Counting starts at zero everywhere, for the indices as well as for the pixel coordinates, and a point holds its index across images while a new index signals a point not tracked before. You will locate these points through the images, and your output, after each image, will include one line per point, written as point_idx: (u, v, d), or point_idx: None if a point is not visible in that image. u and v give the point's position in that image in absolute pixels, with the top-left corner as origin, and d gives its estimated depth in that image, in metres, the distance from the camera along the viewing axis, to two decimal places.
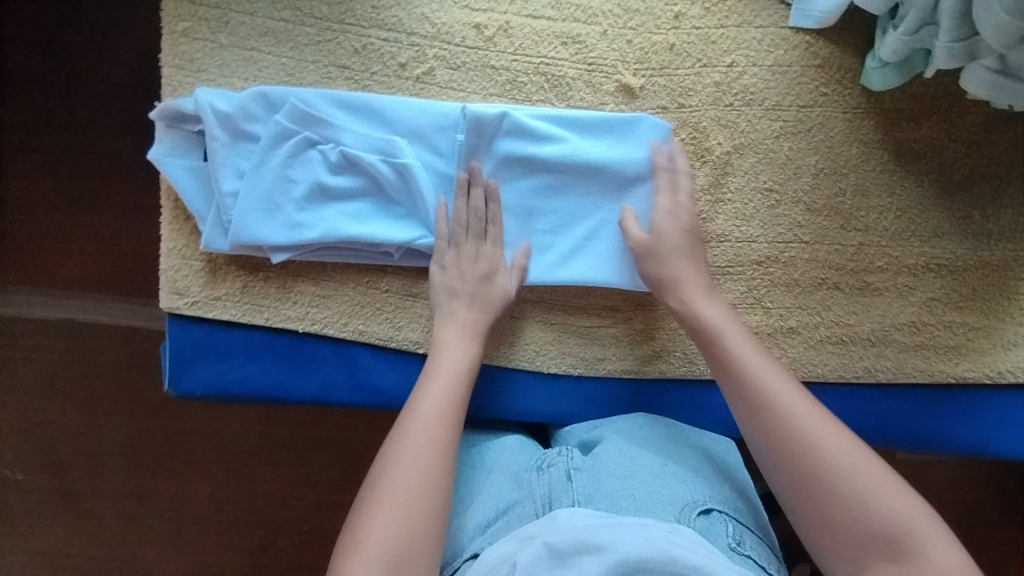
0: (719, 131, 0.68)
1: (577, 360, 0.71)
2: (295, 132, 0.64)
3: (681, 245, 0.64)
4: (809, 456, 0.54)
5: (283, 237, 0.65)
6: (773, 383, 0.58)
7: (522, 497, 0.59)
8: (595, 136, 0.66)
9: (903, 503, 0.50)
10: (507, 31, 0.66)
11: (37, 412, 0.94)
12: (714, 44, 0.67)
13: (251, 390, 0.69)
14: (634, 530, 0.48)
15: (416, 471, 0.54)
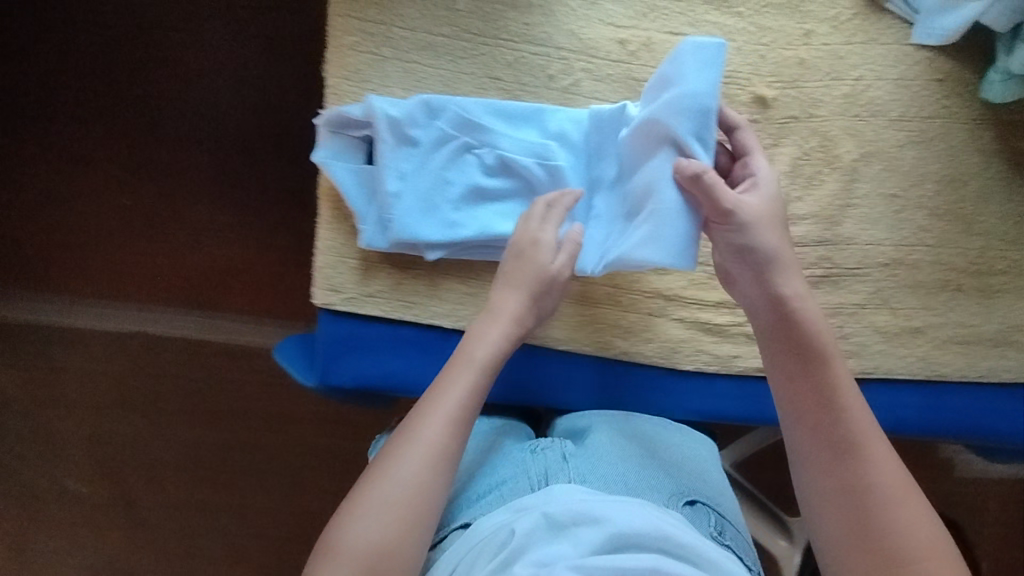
0: (848, 140, 0.72)
1: (712, 357, 0.73)
2: (454, 138, 0.69)
3: (760, 222, 0.63)
4: (855, 464, 0.58)
5: (441, 234, 0.69)
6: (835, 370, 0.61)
7: (517, 474, 0.65)
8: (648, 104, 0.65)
9: (911, 515, 0.56)
10: (649, 46, 0.71)
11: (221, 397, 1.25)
12: (842, 60, 0.71)
13: (399, 383, 0.71)
14: (619, 508, 0.56)
15: (422, 466, 0.59)
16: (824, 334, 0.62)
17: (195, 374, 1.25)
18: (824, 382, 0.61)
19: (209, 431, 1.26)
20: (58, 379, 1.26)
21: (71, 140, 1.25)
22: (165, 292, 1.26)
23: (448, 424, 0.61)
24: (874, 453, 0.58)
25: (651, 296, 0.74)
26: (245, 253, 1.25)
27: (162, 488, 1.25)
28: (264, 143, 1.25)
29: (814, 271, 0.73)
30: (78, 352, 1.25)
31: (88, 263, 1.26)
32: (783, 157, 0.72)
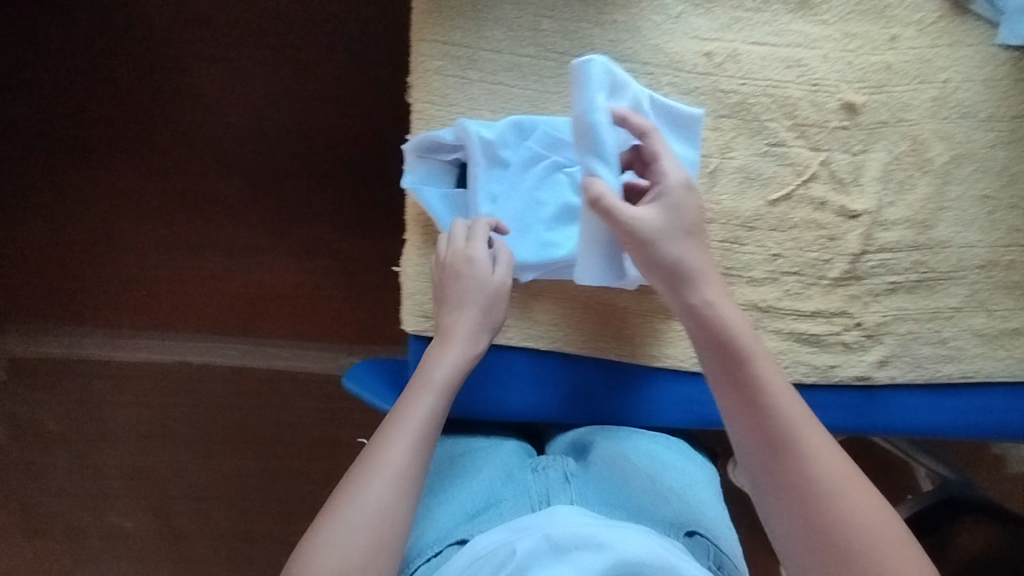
0: (939, 142, 0.71)
1: (810, 368, 0.73)
2: (545, 157, 0.68)
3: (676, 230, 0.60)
4: (792, 461, 0.53)
5: (535, 255, 0.68)
6: (761, 363, 0.58)
7: (517, 493, 0.65)
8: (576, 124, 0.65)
9: (866, 508, 0.51)
10: (736, 58, 0.70)
11: (280, 424, 1.27)
12: (929, 63, 0.71)
13: (495, 407, 0.71)
14: (634, 537, 0.52)
15: (386, 489, 0.55)
16: (745, 334, 0.59)
17: (247, 402, 1.27)
18: (748, 380, 0.57)
19: (264, 457, 1.27)
20: (111, 415, 1.27)
21: (119, 181, 1.28)
22: (213, 323, 1.28)
23: (410, 445, 0.57)
24: (821, 453, 0.53)
25: (747, 309, 0.72)
26: (301, 281, 1.27)
27: (219, 517, 1.28)
28: (306, 174, 1.28)
29: (909, 276, 0.72)
30: (131, 386, 1.27)
31: (137, 299, 1.28)
32: (874, 162, 0.71)
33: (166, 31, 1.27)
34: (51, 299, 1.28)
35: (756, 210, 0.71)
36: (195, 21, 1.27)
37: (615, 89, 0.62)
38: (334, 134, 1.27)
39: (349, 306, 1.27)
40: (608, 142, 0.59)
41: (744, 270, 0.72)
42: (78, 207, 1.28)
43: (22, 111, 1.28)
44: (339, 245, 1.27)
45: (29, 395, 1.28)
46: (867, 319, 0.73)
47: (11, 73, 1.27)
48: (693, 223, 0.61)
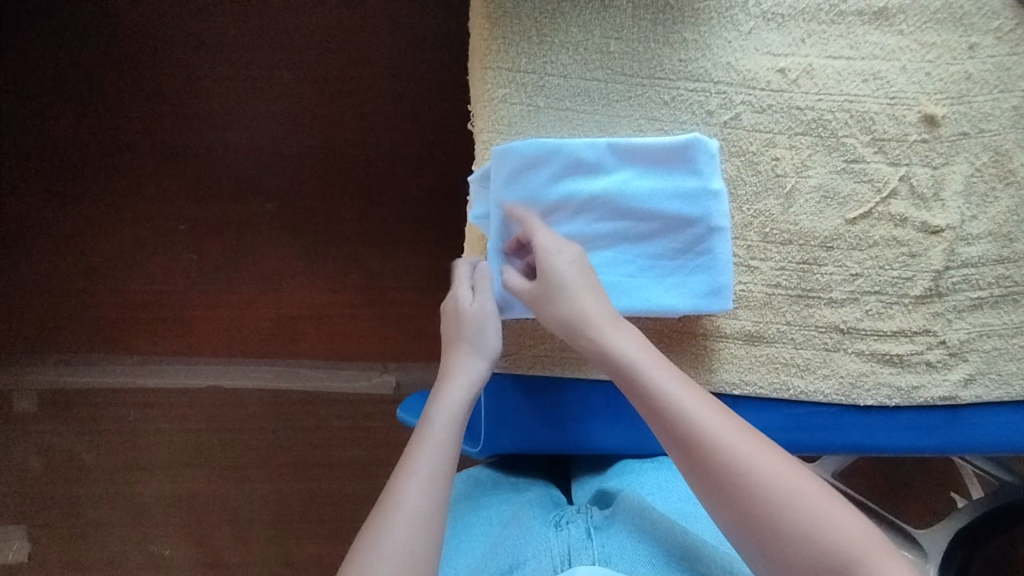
0: (1021, 152, 0.69)
1: (893, 390, 0.70)
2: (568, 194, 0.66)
3: (567, 278, 0.61)
4: (700, 458, 0.51)
5: None
6: (648, 364, 0.57)
7: (538, 553, 0.58)
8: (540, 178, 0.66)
9: (777, 472, 0.49)
10: (811, 73, 0.68)
11: (316, 448, 1.24)
12: (1009, 71, 0.69)
13: (570, 443, 0.72)
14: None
15: (408, 529, 0.51)
16: (636, 347, 0.58)
17: (282, 427, 1.24)
18: (640, 391, 0.55)
19: (299, 481, 1.24)
20: (147, 444, 1.25)
21: (148, 206, 1.26)
22: (248, 347, 1.25)
23: (428, 479, 0.55)
24: (724, 440, 0.51)
25: (826, 331, 0.70)
26: (334, 301, 1.25)
27: (256, 546, 1.23)
28: (338, 193, 1.25)
29: (993, 290, 0.70)
30: (167, 414, 1.25)
31: (169, 325, 1.25)
32: (956, 176, 0.69)
33: (192, 52, 1.24)
34: (81, 329, 1.25)
35: (834, 229, 0.69)
36: (222, 41, 1.24)
37: (536, 164, 0.65)
38: (364, 151, 1.24)
39: (381, 324, 1.25)
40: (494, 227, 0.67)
41: (823, 291, 0.69)
42: (108, 234, 1.26)
43: (48, 139, 1.26)
44: (371, 264, 1.24)
45: (64, 426, 1.25)
46: (951, 337, 0.70)
47: (36, 102, 1.25)
48: (572, 279, 0.61)
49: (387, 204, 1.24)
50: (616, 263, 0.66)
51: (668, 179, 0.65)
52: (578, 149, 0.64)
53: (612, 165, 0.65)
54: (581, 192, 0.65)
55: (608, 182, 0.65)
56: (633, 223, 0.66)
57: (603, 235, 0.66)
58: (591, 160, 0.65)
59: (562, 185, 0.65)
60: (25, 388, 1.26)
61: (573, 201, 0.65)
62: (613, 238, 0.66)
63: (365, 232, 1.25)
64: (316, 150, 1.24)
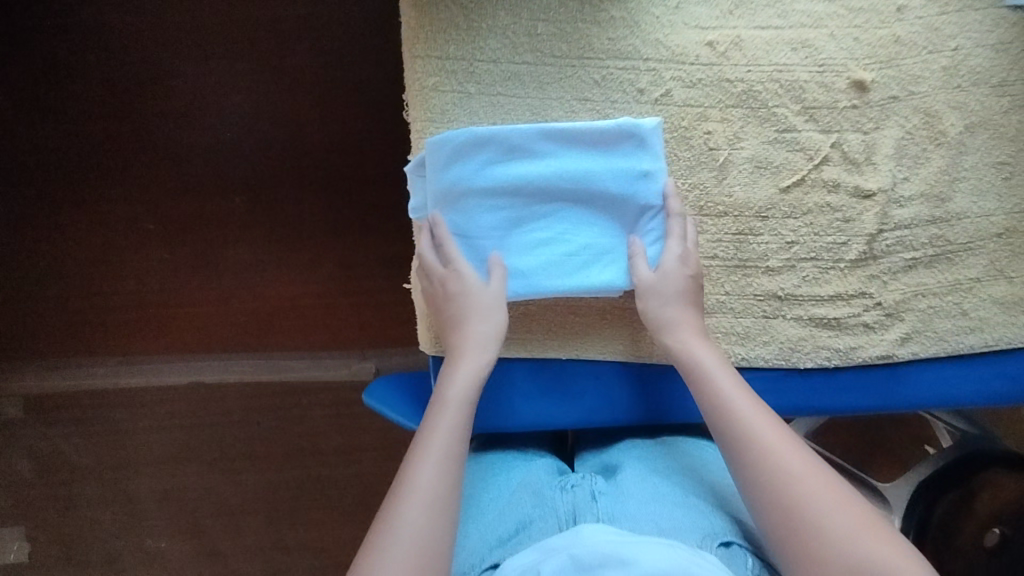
0: (951, 113, 0.70)
1: (832, 351, 0.72)
2: (500, 177, 0.66)
3: (681, 291, 0.66)
4: (762, 460, 0.57)
5: (556, 284, 0.68)
6: (725, 376, 0.63)
7: (544, 513, 0.62)
8: (469, 159, 0.65)
9: (835, 500, 0.53)
10: (739, 44, 0.69)
11: (298, 437, 1.26)
12: (938, 31, 0.69)
13: (519, 423, 0.72)
14: (660, 553, 0.51)
15: (422, 517, 0.53)
16: (709, 358, 0.64)
17: (266, 419, 1.26)
18: (712, 394, 0.62)
19: (286, 469, 1.26)
20: (138, 443, 1.27)
21: (118, 208, 1.26)
22: (227, 344, 1.27)
23: (438, 470, 0.56)
24: (784, 461, 0.56)
25: (764, 298, 0.72)
26: (306, 292, 1.26)
27: (248, 536, 1.27)
28: (303, 185, 1.25)
29: (927, 251, 0.71)
30: (154, 413, 1.27)
31: (149, 325, 1.27)
32: (886, 139, 0.70)
33: (145, 49, 1.22)
34: (61, 335, 1.27)
35: (769, 199, 0.70)
36: (173, 37, 1.22)
37: (469, 149, 0.65)
38: (325, 141, 1.24)
39: (354, 313, 1.26)
40: (466, 224, 0.67)
41: (760, 261, 0.71)
42: (80, 238, 1.26)
43: (8, 147, 1.25)
44: (340, 254, 1.25)
45: (54, 430, 1.27)
46: (886, 298, 0.72)
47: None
48: (676, 298, 0.66)
49: (350, 193, 1.25)
50: (548, 246, 0.68)
51: (612, 165, 0.66)
52: (512, 132, 0.65)
53: (543, 147, 0.66)
54: (514, 175, 0.66)
55: (539, 165, 0.66)
56: (569, 209, 0.67)
57: (537, 218, 0.67)
58: (519, 144, 0.65)
59: (494, 169, 0.66)
60: (10, 394, 1.27)
61: (510, 184, 0.66)
62: (546, 220, 0.67)
63: (332, 221, 1.25)
64: (277, 142, 1.24)
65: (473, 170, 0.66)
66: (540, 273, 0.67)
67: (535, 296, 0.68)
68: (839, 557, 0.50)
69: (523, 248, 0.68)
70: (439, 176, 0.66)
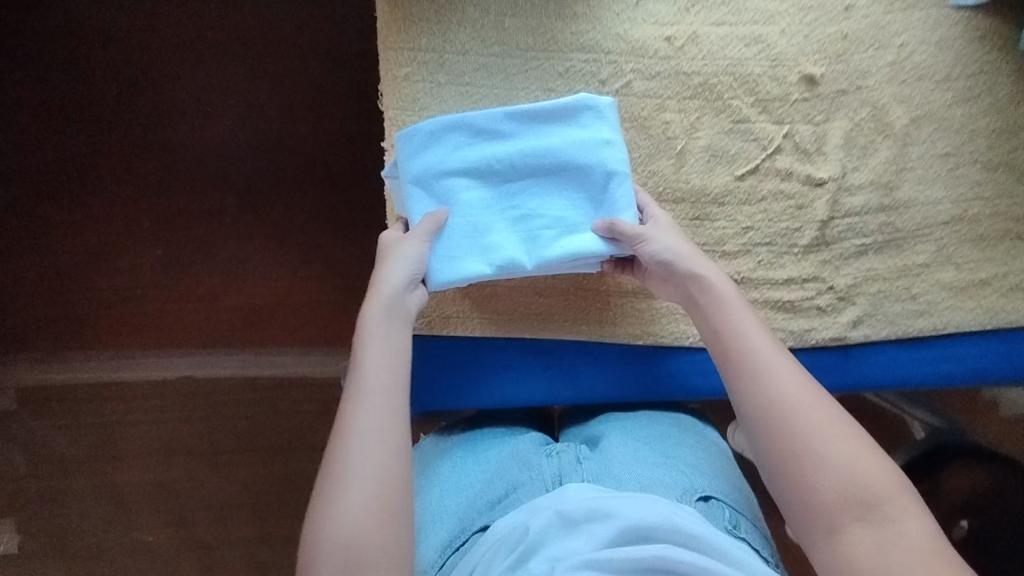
0: (898, 106, 0.74)
1: (786, 333, 0.75)
2: (474, 155, 0.68)
3: (676, 237, 0.67)
4: (770, 387, 0.57)
5: (531, 259, 0.68)
6: (736, 309, 0.62)
7: (532, 477, 0.65)
8: (442, 142, 0.68)
9: (833, 430, 0.54)
10: (696, 40, 0.73)
11: (286, 430, 1.27)
12: (884, 29, 0.73)
13: (484, 398, 0.75)
14: (641, 503, 0.55)
15: (366, 457, 0.53)
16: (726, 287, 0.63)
17: (255, 412, 1.27)
18: (724, 325, 0.61)
19: (274, 463, 1.27)
20: (119, 438, 1.26)
21: (114, 204, 1.29)
22: (215, 337, 1.29)
23: (366, 415, 0.55)
24: (788, 389, 0.56)
25: None
26: (296, 286, 1.29)
27: (231, 530, 1.25)
28: (294, 181, 1.29)
29: (877, 237, 0.75)
30: (137, 407, 1.27)
31: (136, 318, 1.28)
32: (836, 130, 0.74)
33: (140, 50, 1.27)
34: (52, 327, 1.28)
35: (725, 186, 0.73)
36: (167, 38, 1.26)
37: (439, 134, 0.68)
38: (314, 139, 1.28)
39: (341, 307, 1.28)
40: (441, 197, 0.68)
41: (717, 245, 0.74)
42: (71, 233, 1.29)
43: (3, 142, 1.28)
44: (328, 249, 1.29)
45: (34, 423, 1.26)
46: (838, 282, 0.75)
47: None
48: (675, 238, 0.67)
49: (339, 190, 1.29)
50: (527, 221, 0.69)
51: (575, 137, 0.68)
52: (479, 116, 0.69)
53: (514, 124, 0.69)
54: (487, 155, 0.69)
55: (510, 144, 0.69)
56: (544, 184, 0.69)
57: (514, 193, 0.69)
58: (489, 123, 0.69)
59: (467, 150, 0.69)
60: None
61: (484, 162, 0.68)
62: (522, 196, 0.69)
63: (321, 217, 1.29)
64: (268, 140, 1.28)
65: (446, 152, 0.68)
66: (517, 246, 0.69)
67: (511, 273, 0.69)
68: (834, 481, 0.52)
69: (502, 224, 0.69)
70: (410, 160, 0.68)
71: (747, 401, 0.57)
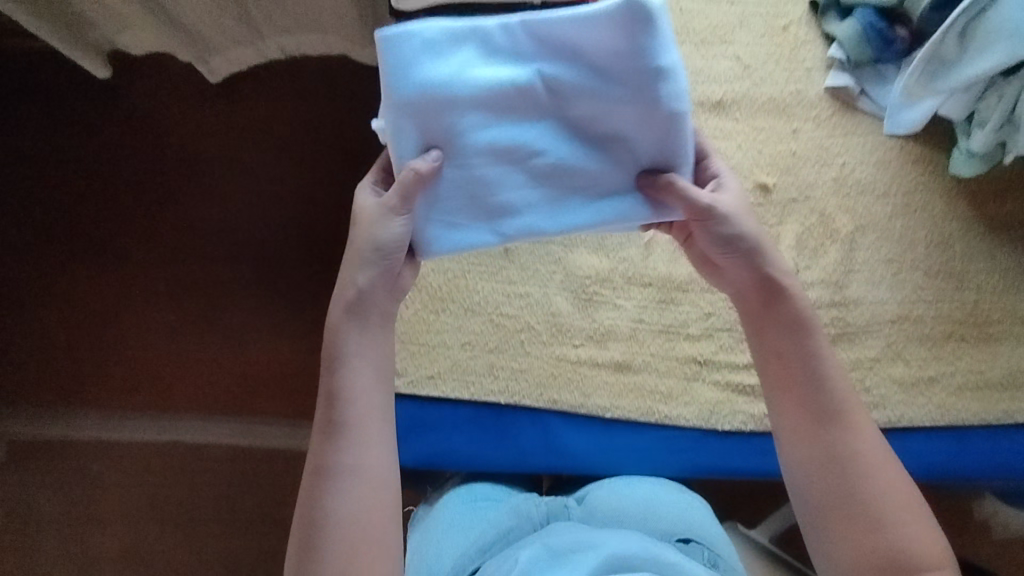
0: (843, 215, 0.83)
1: (747, 416, 0.79)
2: (489, 80, 0.58)
3: (744, 214, 0.59)
4: (838, 440, 0.56)
5: (552, 222, 0.61)
6: (812, 324, 0.59)
7: (521, 522, 0.70)
8: (448, 58, 0.58)
9: (894, 494, 0.55)
10: None
11: (264, 503, 1.24)
12: (828, 150, 0.85)
13: (457, 459, 0.77)
14: (618, 538, 0.58)
15: (354, 496, 0.55)
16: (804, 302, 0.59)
17: (235, 482, 1.25)
18: (800, 347, 0.59)
19: (248, 538, 1.23)
20: (94, 499, 1.24)
21: (124, 266, 1.31)
22: (205, 401, 1.27)
23: (355, 450, 0.56)
24: (857, 445, 0.56)
25: (686, 362, 0.81)
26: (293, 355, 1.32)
27: None
28: None
29: (830, 330, 0.81)
30: (116, 468, 1.25)
31: (129, 378, 1.27)
32: (789, 232, 0.82)
33: (173, 123, 1.35)
34: (43, 381, 1.27)
35: (690, 275, 0.82)
36: (202, 113, 1.36)
37: (440, 45, 0.58)
38: None
39: None
40: (443, 134, 0.59)
41: (681, 327, 0.81)
42: (77, 289, 1.30)
43: (23, 199, 1.33)
44: None
45: (12, 478, 1.25)
46: None
47: (16, 164, 1.34)
48: (742, 213, 0.59)
49: None
50: (548, 176, 0.61)
51: (612, 60, 0.58)
52: (494, 28, 0.58)
53: (542, 49, 0.59)
54: (503, 79, 0.58)
55: (534, 67, 0.59)
56: (572, 131, 0.61)
57: (538, 138, 0.60)
58: (510, 45, 0.59)
59: (475, 68, 0.58)
60: None
61: (501, 90, 0.59)
62: (544, 137, 0.60)
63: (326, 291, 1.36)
64: None
65: (450, 72, 0.58)
66: (536, 203, 0.61)
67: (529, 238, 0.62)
68: (888, 542, 0.53)
69: (521, 177, 0.60)
70: (405, 81, 0.57)
71: (810, 448, 0.57)
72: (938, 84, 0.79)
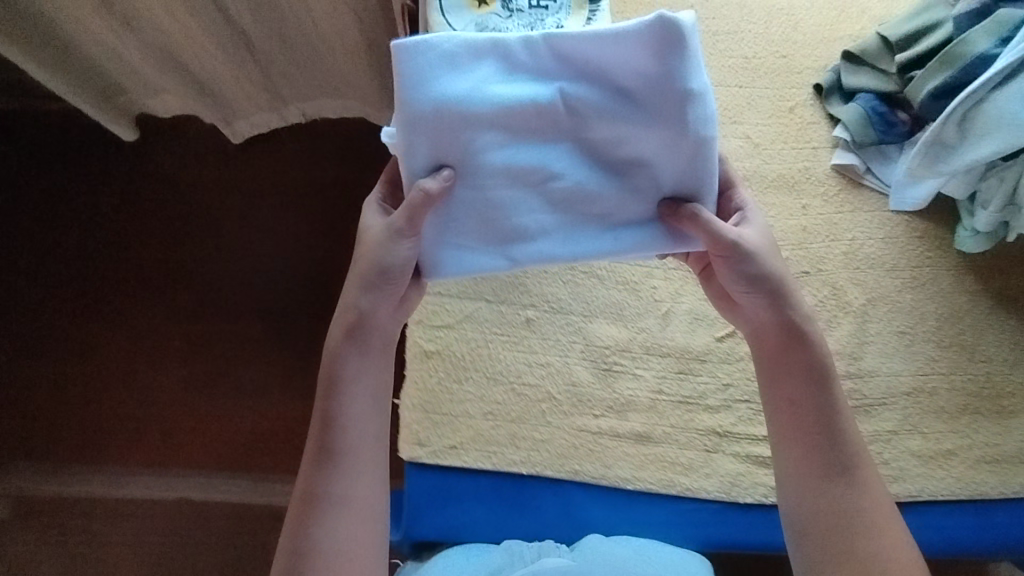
0: (853, 288, 0.86)
1: (767, 488, 0.80)
2: (511, 100, 0.60)
3: (767, 250, 0.62)
4: (844, 493, 0.60)
5: (564, 248, 0.63)
6: (829, 363, 0.62)
7: (514, 561, 0.73)
8: (471, 75, 0.60)
9: (895, 551, 0.58)
10: None
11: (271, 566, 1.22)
12: (836, 225, 0.88)
13: (479, 532, 0.77)
14: None
15: (345, 526, 0.60)
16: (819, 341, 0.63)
17: (243, 544, 1.23)
18: (818, 389, 0.62)
19: None
20: (99, 562, 1.22)
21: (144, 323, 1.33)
22: (217, 460, 1.26)
23: (348, 479, 0.61)
24: (864, 503, 0.60)
25: (705, 433, 0.81)
26: None
27: None
28: None
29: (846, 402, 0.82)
30: (123, 529, 1.23)
31: (142, 435, 1.27)
32: None
33: (199, 185, 1.40)
34: (57, 440, 1.27)
35: (707, 346, 0.84)
36: (227, 176, 1.41)
37: (464, 63, 0.60)
38: None
39: None
40: (462, 153, 0.61)
41: (700, 399, 0.83)
42: (96, 344, 1.32)
43: (49, 257, 1.36)
44: None
45: (19, 539, 1.23)
46: None
47: (44, 223, 1.38)
48: (767, 251, 0.62)
49: None
50: (563, 199, 0.63)
51: (635, 84, 0.60)
52: (518, 48, 0.60)
53: (563, 76, 0.61)
54: (526, 99, 0.60)
55: (556, 87, 0.61)
56: (589, 155, 0.62)
57: (555, 160, 0.62)
58: (532, 74, 0.61)
59: (496, 88, 0.60)
60: None
61: (523, 112, 0.61)
62: (562, 159, 0.62)
63: None
64: None
65: (472, 90, 0.60)
66: (550, 226, 0.63)
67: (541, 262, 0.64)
68: None
69: (536, 200, 0.62)
70: (428, 97, 0.59)
71: (813, 495, 0.61)
72: (941, 167, 0.83)
